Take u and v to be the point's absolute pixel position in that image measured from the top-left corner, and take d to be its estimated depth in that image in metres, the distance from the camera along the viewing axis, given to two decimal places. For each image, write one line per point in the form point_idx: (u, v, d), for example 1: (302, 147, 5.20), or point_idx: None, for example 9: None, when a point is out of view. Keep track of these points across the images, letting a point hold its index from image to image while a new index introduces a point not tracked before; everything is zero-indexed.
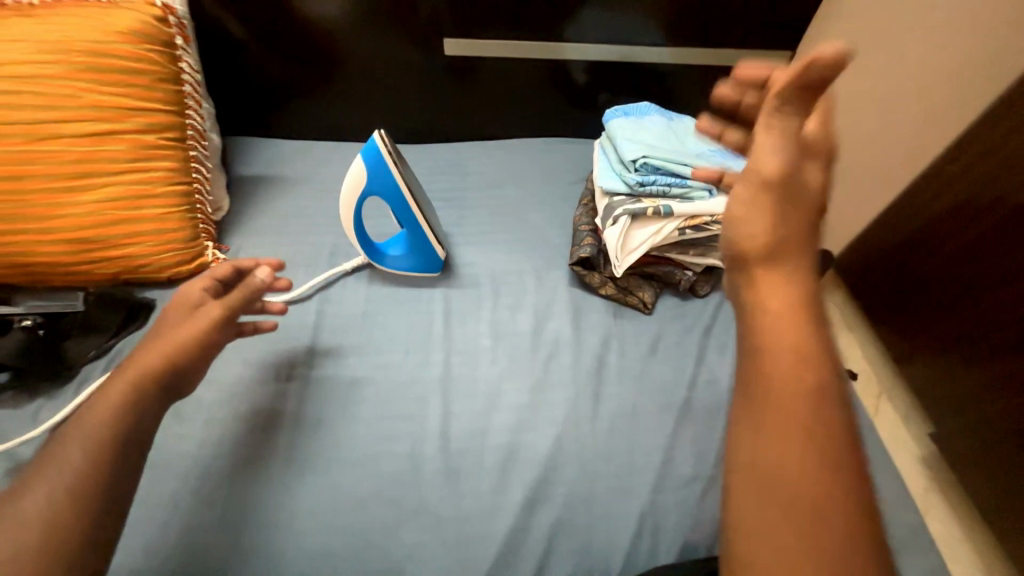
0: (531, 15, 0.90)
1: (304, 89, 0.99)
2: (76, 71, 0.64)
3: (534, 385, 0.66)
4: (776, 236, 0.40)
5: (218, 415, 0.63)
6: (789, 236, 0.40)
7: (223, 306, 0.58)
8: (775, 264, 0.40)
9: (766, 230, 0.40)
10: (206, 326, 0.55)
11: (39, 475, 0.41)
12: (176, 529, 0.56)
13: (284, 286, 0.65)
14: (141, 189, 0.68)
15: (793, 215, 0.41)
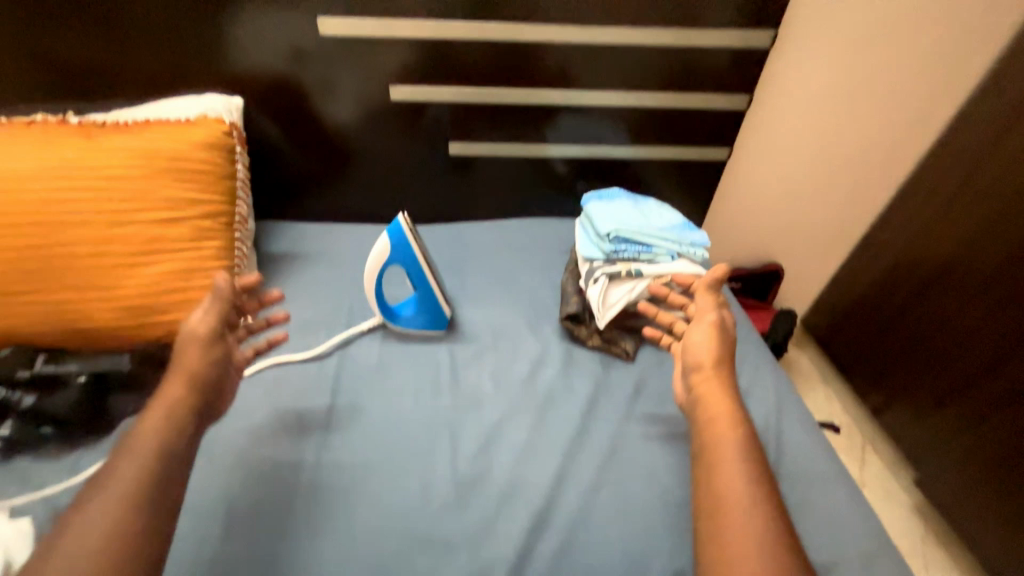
0: (518, 124, 1.10)
1: (330, 181, 1.17)
2: (159, 171, 0.80)
3: (532, 424, 0.74)
4: (720, 353, 0.67)
5: (234, 459, 0.70)
6: (724, 359, 0.67)
7: (211, 322, 0.66)
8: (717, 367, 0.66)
9: (714, 352, 0.67)
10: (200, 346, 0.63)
11: (87, 495, 0.48)
12: (191, 563, 0.60)
13: (275, 296, 0.79)
14: (193, 263, 0.80)
15: (727, 341, 0.69)
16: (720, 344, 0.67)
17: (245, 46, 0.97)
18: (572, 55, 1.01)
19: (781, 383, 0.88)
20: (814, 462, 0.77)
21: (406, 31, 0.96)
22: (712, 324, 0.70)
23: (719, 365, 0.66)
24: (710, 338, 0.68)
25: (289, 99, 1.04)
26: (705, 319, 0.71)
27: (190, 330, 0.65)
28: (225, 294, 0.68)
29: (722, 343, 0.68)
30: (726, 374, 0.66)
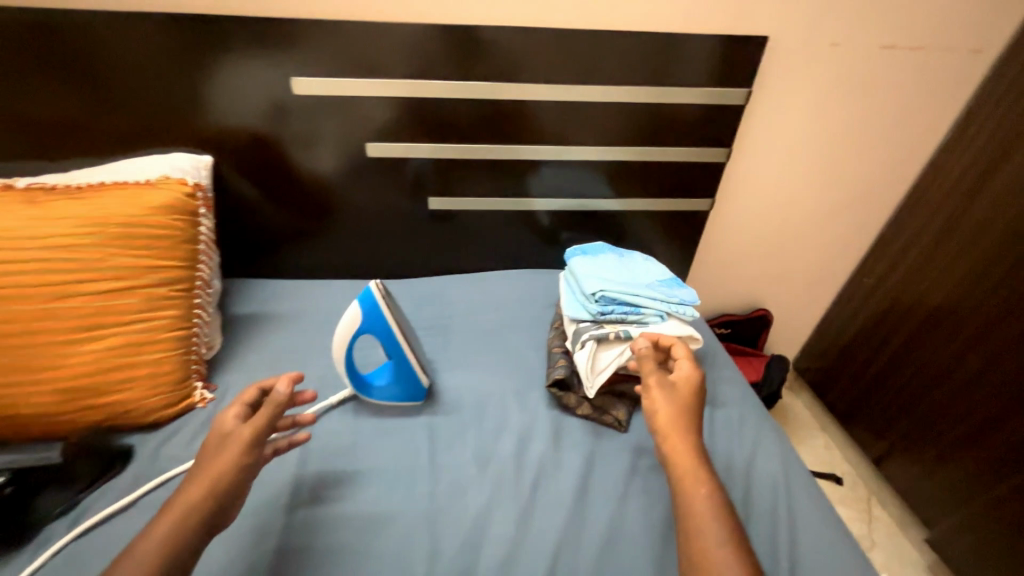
0: (502, 178, 1.08)
1: (305, 236, 1.12)
2: (110, 238, 0.74)
3: (520, 515, 0.67)
4: (680, 415, 0.66)
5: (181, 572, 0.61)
6: (682, 422, 0.65)
7: (253, 427, 0.62)
8: (679, 431, 0.64)
9: (675, 416, 0.65)
10: (242, 449, 0.60)
11: None
12: None
13: (308, 397, 0.71)
14: (146, 336, 0.74)
15: (690, 401, 0.67)
16: (677, 405, 0.66)
17: (218, 104, 0.94)
18: (554, 114, 1.00)
19: (788, 457, 0.79)
20: (832, 551, 0.68)
21: (385, 90, 0.94)
22: (676, 385, 0.69)
23: (675, 430, 0.64)
24: (671, 400, 0.67)
25: (263, 154, 1.00)
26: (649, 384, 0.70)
27: (231, 433, 0.62)
28: (279, 404, 0.65)
29: (685, 405, 0.67)
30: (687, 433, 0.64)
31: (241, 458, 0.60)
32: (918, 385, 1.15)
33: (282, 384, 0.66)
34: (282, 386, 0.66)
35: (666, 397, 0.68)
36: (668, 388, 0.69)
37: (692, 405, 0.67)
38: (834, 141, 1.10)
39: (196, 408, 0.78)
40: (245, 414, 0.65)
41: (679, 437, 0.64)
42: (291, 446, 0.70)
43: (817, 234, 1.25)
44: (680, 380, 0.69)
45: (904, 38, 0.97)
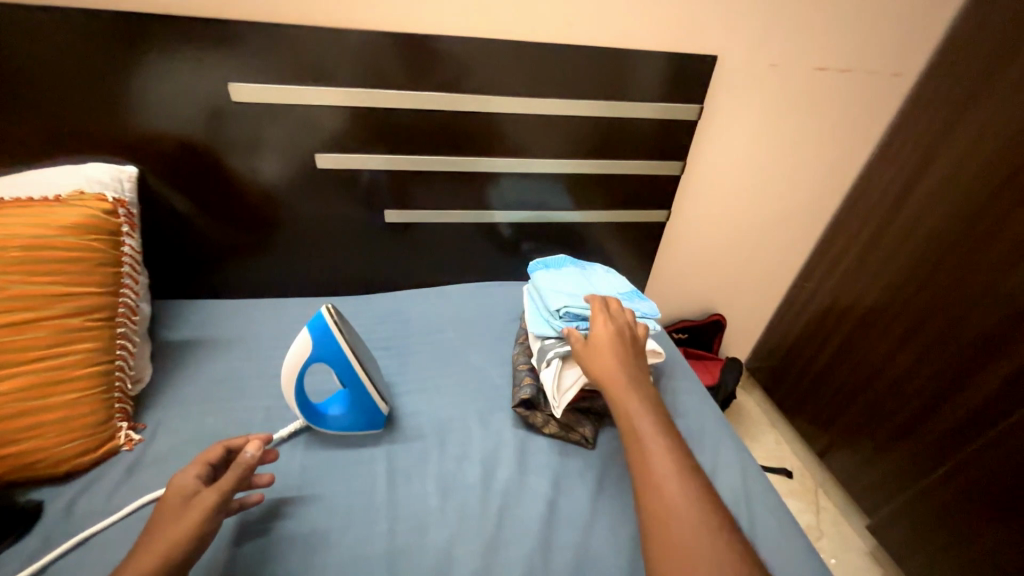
0: (461, 190, 1.06)
1: (249, 251, 1.04)
2: (10, 263, 0.65)
3: (487, 547, 0.65)
4: (614, 364, 0.70)
5: None
6: (617, 380, 0.68)
7: (218, 490, 0.57)
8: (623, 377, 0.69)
9: (612, 365, 0.70)
10: (189, 511, 0.55)
11: None
12: None
13: (271, 456, 0.69)
14: (56, 373, 0.65)
15: (622, 347, 0.72)
16: (607, 369, 0.70)
17: (142, 110, 0.85)
18: (513, 126, 0.99)
19: (747, 465, 0.81)
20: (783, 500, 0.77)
21: (333, 99, 0.89)
22: (605, 336, 0.73)
23: (609, 391, 0.68)
24: (605, 352, 0.71)
25: (198, 164, 0.92)
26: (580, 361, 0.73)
27: (195, 494, 0.57)
28: (246, 470, 0.60)
29: (617, 354, 0.71)
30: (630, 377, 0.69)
31: (202, 525, 0.54)
32: (856, 383, 1.23)
33: (252, 447, 0.62)
34: (251, 449, 0.62)
35: (600, 353, 0.72)
36: (599, 343, 0.73)
37: (619, 362, 0.70)
38: (777, 155, 1.16)
39: (121, 452, 0.70)
40: (206, 475, 0.60)
41: (615, 396, 0.67)
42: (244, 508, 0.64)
43: (763, 242, 1.31)
44: (603, 334, 0.74)
45: (836, 62, 1.04)
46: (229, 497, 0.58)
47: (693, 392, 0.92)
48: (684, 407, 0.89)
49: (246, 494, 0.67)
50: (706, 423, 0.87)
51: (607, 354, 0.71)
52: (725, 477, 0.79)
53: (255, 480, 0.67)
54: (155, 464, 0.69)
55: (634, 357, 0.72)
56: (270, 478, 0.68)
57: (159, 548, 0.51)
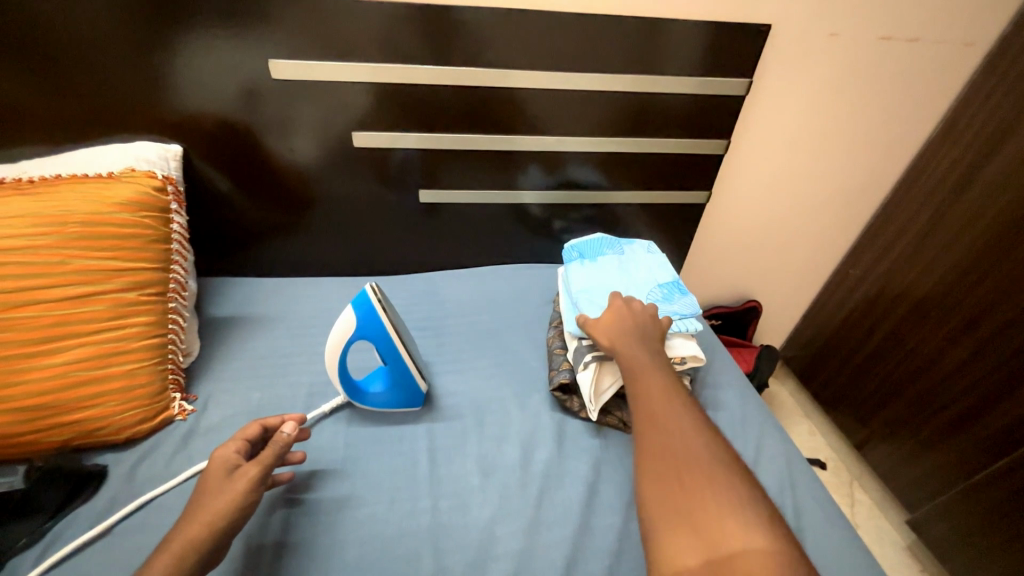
0: (492, 169, 1.03)
1: (286, 230, 1.06)
2: (70, 238, 0.67)
3: (528, 527, 0.65)
4: (624, 332, 0.72)
5: None
6: (632, 351, 0.69)
7: (259, 463, 0.59)
8: (634, 345, 0.70)
9: (623, 334, 0.72)
10: (238, 481, 0.57)
11: None
12: None
13: (303, 435, 0.70)
14: (116, 345, 0.68)
15: (634, 320, 0.74)
16: (623, 338, 0.71)
17: (183, 88, 0.86)
18: (545, 102, 0.95)
19: (793, 456, 0.79)
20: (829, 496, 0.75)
21: (366, 75, 0.87)
22: (618, 313, 0.75)
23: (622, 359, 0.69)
24: (617, 322, 0.74)
25: (236, 143, 0.93)
26: (597, 329, 0.74)
27: (237, 468, 0.58)
28: (284, 448, 0.62)
29: (630, 325, 0.73)
30: (637, 346, 0.70)
31: (245, 495, 0.56)
32: (902, 375, 1.17)
33: (289, 426, 0.64)
34: (289, 428, 0.63)
35: (610, 325, 0.74)
36: (609, 315, 0.75)
37: (634, 333, 0.72)
38: (828, 134, 1.09)
39: (175, 421, 0.73)
40: (245, 451, 0.61)
41: (626, 363, 0.68)
42: (278, 484, 0.67)
43: (807, 228, 1.26)
44: (617, 308, 0.76)
45: (901, 30, 0.96)
46: (268, 472, 0.60)
47: (734, 381, 0.90)
48: (727, 398, 0.87)
49: (281, 469, 0.69)
50: (751, 415, 0.85)
51: (622, 328, 0.73)
52: (767, 467, 0.77)
53: (288, 457, 0.68)
54: (207, 434, 0.72)
55: (649, 330, 0.74)
56: (302, 455, 0.70)
57: (205, 517, 0.53)
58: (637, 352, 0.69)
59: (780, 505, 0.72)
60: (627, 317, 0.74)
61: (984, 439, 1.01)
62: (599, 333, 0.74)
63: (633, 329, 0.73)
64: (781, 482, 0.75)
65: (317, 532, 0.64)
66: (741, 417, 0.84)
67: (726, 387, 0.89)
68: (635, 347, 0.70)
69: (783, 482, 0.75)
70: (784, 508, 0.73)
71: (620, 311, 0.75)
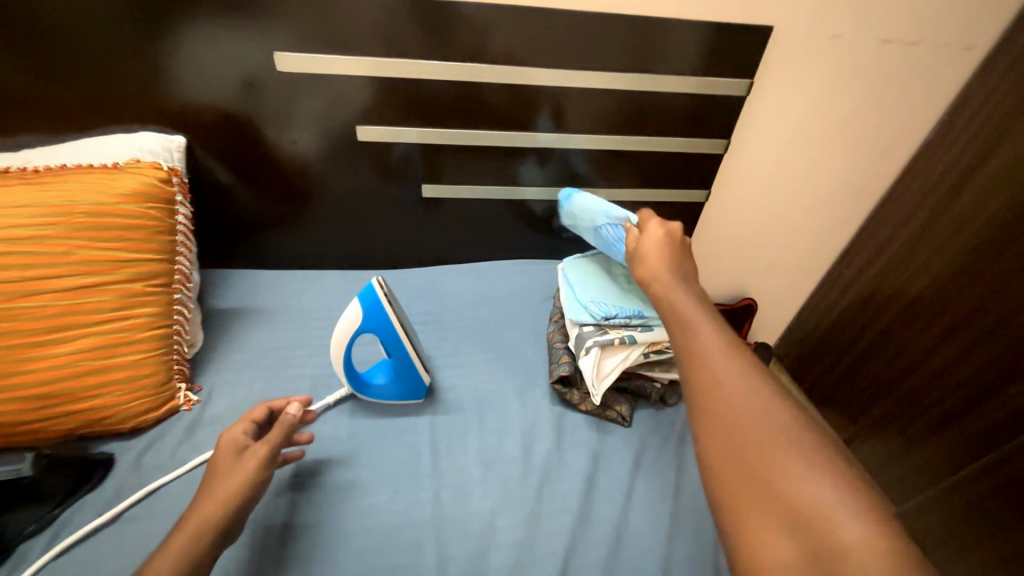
0: (493, 165, 1.04)
1: (287, 223, 1.06)
2: (76, 229, 0.67)
3: (528, 517, 0.67)
4: (661, 251, 0.67)
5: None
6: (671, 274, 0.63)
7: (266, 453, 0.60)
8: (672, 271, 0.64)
9: (658, 252, 0.67)
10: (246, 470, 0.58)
11: None
12: None
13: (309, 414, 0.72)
14: (121, 336, 0.68)
15: (675, 245, 0.68)
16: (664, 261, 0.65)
17: (183, 79, 0.86)
18: (547, 99, 0.96)
19: None
20: None
21: (370, 69, 0.88)
22: (656, 239, 0.69)
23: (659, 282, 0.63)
24: (657, 247, 0.67)
25: (238, 134, 0.93)
26: (637, 250, 0.69)
27: (245, 449, 0.60)
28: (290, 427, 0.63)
29: (666, 244, 0.68)
30: (675, 273, 0.63)
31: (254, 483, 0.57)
32: (893, 373, 1.20)
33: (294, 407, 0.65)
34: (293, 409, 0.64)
35: (650, 246, 0.68)
36: (649, 239, 0.69)
37: (673, 258, 0.66)
38: (827, 135, 1.10)
39: (180, 411, 0.74)
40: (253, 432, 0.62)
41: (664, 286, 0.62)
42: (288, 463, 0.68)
43: (805, 228, 1.25)
44: (649, 228, 0.71)
45: (901, 33, 0.97)
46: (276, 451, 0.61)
47: None
48: None
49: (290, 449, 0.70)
50: None
51: (663, 253, 0.67)
52: None
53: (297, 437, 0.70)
54: (212, 424, 0.73)
55: (686, 254, 0.68)
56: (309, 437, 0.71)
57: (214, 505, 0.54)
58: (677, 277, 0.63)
59: None
60: (668, 242, 0.68)
61: (973, 436, 1.04)
62: (641, 254, 0.68)
63: (673, 256, 0.66)
64: None
65: (322, 520, 0.65)
66: None
67: None
68: (674, 272, 0.64)
69: None
70: None
71: (662, 237, 0.69)
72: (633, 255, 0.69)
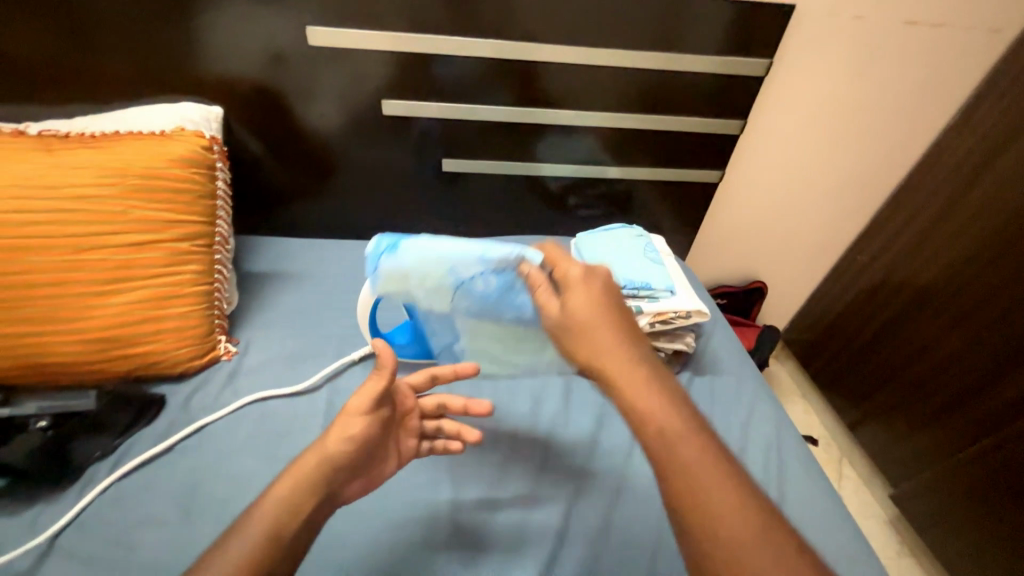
0: (511, 141, 1.07)
1: (314, 194, 1.12)
2: (130, 190, 0.74)
3: (536, 466, 0.74)
4: (595, 318, 0.59)
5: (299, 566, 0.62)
6: (602, 341, 0.58)
7: None
8: (606, 336, 0.58)
9: (590, 316, 0.59)
10: None
11: None
12: None
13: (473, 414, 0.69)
14: (170, 289, 0.75)
15: (600, 293, 0.61)
16: (591, 324, 0.59)
17: (218, 51, 0.90)
18: (564, 76, 0.98)
19: (782, 423, 0.86)
20: (811, 457, 0.82)
21: (395, 44, 0.91)
22: (580, 299, 0.61)
23: (594, 353, 0.58)
24: (580, 305, 0.60)
25: (269, 106, 0.97)
26: (558, 313, 0.62)
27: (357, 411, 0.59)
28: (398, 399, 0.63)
29: (598, 305, 0.60)
30: (611, 335, 0.58)
31: None
32: (898, 360, 1.21)
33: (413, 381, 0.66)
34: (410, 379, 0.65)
35: (576, 303, 0.61)
36: (570, 298, 0.61)
37: (599, 316, 0.59)
38: (845, 117, 1.10)
39: (220, 361, 0.81)
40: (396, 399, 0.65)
41: (597, 360, 0.57)
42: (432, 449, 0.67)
43: (817, 211, 1.26)
44: (567, 285, 0.63)
45: (928, 14, 0.96)
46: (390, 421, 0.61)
47: (734, 353, 0.97)
48: (724, 367, 0.93)
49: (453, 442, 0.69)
50: (746, 383, 0.92)
51: (587, 311, 0.60)
52: (756, 430, 0.84)
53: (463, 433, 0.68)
54: (250, 374, 0.80)
55: (622, 303, 0.62)
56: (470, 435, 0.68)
57: None
58: (607, 342, 0.58)
59: (765, 463, 0.80)
60: (587, 294, 0.61)
61: (974, 420, 1.06)
62: (562, 320, 0.61)
63: (599, 314, 0.60)
64: (767, 442, 0.83)
65: None
66: (738, 386, 0.91)
67: (723, 357, 0.95)
68: (605, 334, 0.58)
69: (770, 443, 0.82)
70: (771, 464, 0.80)
71: (579, 291, 0.61)
72: (552, 318, 0.63)
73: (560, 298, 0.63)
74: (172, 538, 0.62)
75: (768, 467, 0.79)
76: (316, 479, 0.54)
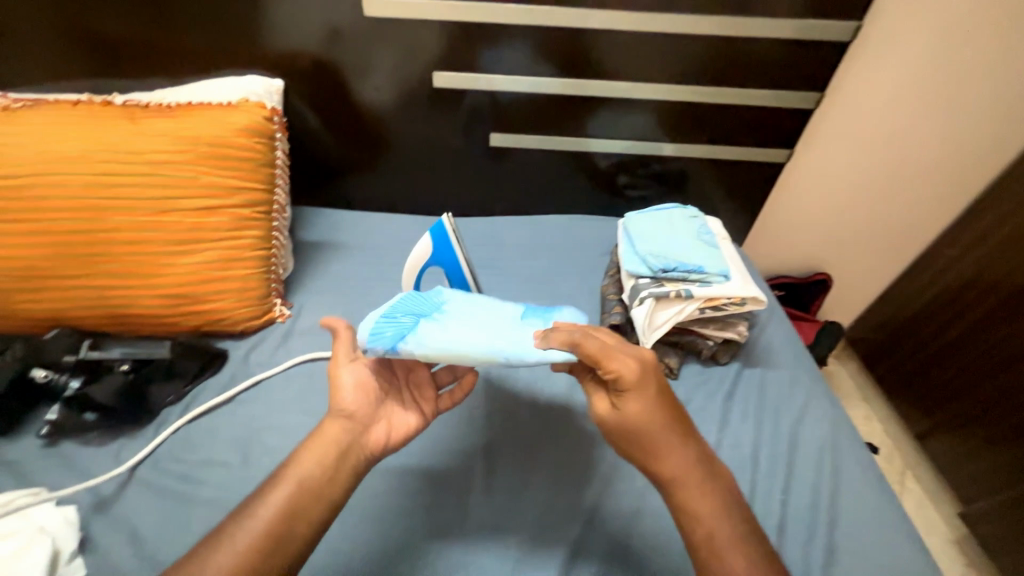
0: (561, 116, 1.04)
1: (364, 168, 1.14)
2: (200, 157, 0.78)
3: (570, 444, 0.74)
4: (651, 432, 0.54)
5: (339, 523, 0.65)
6: (658, 457, 0.55)
7: None
8: (663, 450, 0.55)
9: (648, 431, 0.54)
10: None
11: None
12: None
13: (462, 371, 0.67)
14: (233, 253, 0.80)
15: (658, 400, 0.55)
16: (648, 441, 0.55)
17: (280, 25, 0.93)
18: (621, 45, 0.93)
19: (840, 424, 0.80)
20: (871, 464, 0.76)
21: (448, 14, 0.90)
22: (636, 412, 0.54)
23: (638, 454, 0.56)
24: (636, 417, 0.54)
25: (326, 79, 1.00)
26: (611, 424, 0.56)
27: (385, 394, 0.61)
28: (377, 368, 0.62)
29: (654, 415, 0.55)
30: (664, 446, 0.55)
31: None
32: (982, 366, 1.07)
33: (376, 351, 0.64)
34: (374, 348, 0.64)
35: (634, 416, 0.54)
36: (625, 408, 0.55)
37: (658, 430, 0.55)
38: (944, 90, 0.97)
39: (275, 323, 0.86)
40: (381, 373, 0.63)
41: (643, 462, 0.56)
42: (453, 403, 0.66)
43: (900, 197, 1.13)
44: (620, 392, 0.55)
45: None
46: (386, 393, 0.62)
47: (790, 346, 0.90)
48: (777, 360, 0.88)
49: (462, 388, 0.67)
50: (802, 379, 0.85)
51: (642, 421, 0.54)
52: (810, 429, 0.78)
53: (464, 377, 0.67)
54: (302, 335, 0.85)
55: (675, 401, 0.57)
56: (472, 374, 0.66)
57: None
58: (660, 452, 0.55)
59: (817, 464, 0.74)
60: (639, 397, 0.54)
61: None
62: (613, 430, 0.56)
63: (653, 424, 0.54)
64: (822, 443, 0.77)
65: None
66: (793, 382, 0.85)
67: (778, 350, 0.89)
68: (658, 444, 0.55)
69: (826, 444, 0.77)
70: (824, 466, 0.74)
71: (632, 398, 0.54)
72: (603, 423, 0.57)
73: (612, 405, 0.56)
74: (229, 479, 0.67)
75: (820, 469, 0.74)
76: (336, 437, 0.57)
